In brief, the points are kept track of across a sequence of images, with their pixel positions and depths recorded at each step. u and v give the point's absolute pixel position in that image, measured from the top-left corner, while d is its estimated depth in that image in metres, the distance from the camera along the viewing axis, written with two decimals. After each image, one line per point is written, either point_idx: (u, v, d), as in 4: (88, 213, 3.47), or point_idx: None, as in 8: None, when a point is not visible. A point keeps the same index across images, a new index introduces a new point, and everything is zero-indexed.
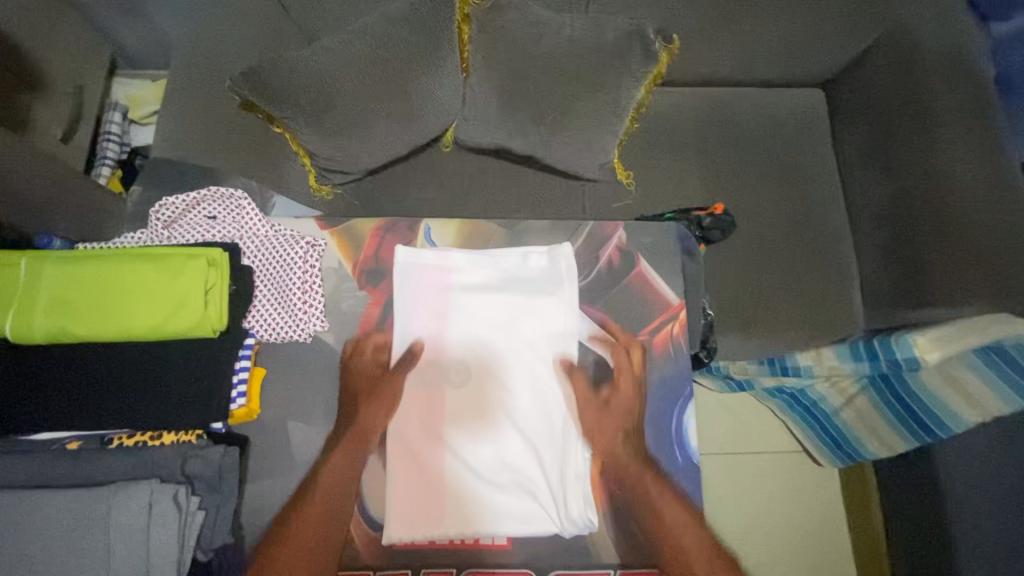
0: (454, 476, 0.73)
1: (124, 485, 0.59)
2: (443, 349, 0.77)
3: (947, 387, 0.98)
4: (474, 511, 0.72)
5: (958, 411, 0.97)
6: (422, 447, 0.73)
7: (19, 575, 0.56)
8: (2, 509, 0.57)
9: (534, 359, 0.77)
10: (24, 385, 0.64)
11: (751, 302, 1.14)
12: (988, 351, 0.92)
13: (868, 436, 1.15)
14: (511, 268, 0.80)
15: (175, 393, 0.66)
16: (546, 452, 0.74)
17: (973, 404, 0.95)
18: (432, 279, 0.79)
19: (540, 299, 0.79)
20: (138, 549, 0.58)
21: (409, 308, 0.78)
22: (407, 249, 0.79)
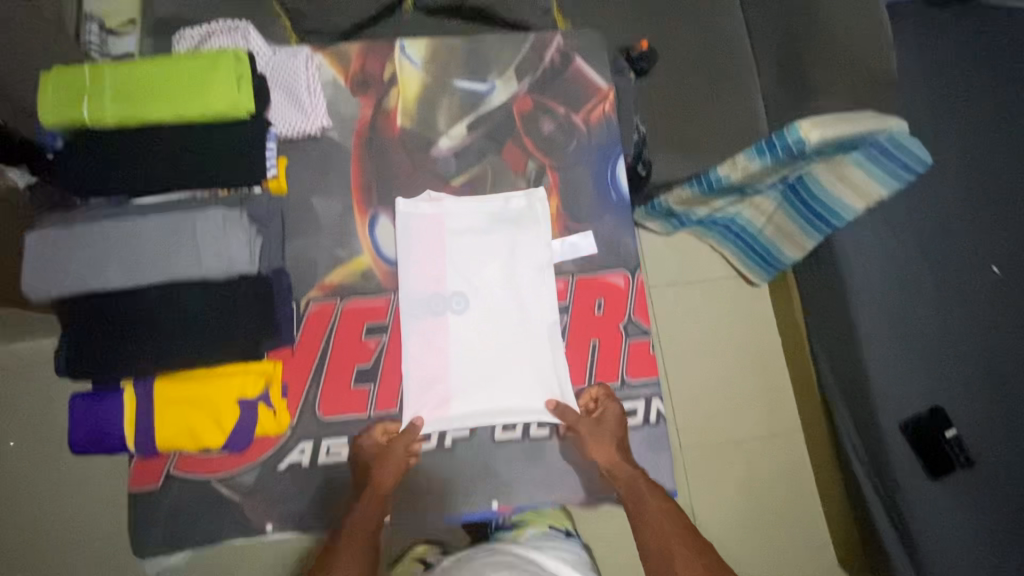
0: (459, 375, 0.90)
1: (202, 209, 0.79)
2: (447, 283, 0.94)
3: (839, 181, 1.33)
4: (478, 407, 0.90)
5: (847, 198, 1.34)
6: (427, 261, 0.94)
7: (136, 269, 0.78)
8: (114, 228, 0.78)
9: (518, 283, 0.95)
10: (103, 158, 0.83)
11: (678, 121, 1.36)
12: (869, 148, 1.28)
13: (784, 240, 1.50)
14: (496, 211, 0.97)
15: (223, 158, 0.86)
16: (534, 354, 0.92)
17: (858, 192, 1.33)
18: (429, 224, 0.95)
19: (520, 235, 0.96)
20: (221, 249, 0.79)
21: (412, 251, 0.94)
22: (406, 201, 0.95)
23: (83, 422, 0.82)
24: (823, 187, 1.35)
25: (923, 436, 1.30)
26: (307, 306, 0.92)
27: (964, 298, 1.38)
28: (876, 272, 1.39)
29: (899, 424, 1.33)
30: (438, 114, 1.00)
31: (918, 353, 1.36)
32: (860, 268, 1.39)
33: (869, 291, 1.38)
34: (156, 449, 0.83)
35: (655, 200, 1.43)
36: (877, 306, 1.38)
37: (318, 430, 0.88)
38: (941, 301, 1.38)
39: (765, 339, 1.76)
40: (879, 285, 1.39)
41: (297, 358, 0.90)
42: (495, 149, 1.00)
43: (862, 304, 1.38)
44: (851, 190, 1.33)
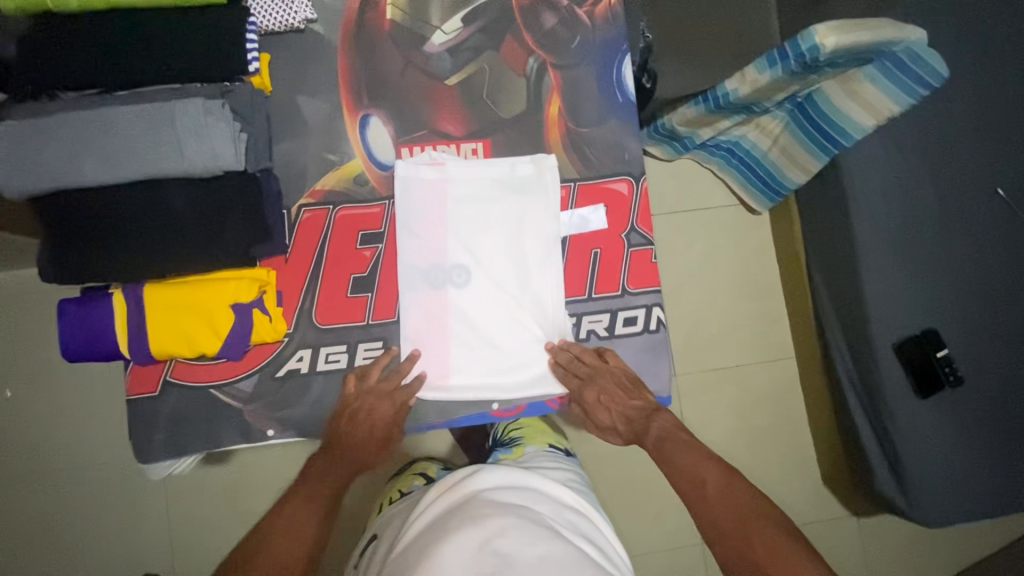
0: (460, 345, 0.88)
1: (180, 99, 0.73)
2: (449, 257, 0.89)
3: (850, 100, 1.25)
4: (479, 375, 0.87)
5: (859, 119, 1.27)
6: (420, 178, 0.89)
7: (112, 164, 0.72)
8: (84, 119, 0.72)
9: (522, 249, 0.90)
10: (69, 46, 0.76)
11: (684, 31, 1.28)
12: (885, 62, 1.19)
13: (789, 163, 1.46)
14: (502, 177, 0.91)
15: (200, 47, 0.79)
16: (536, 325, 0.89)
17: (869, 110, 1.26)
18: (430, 186, 0.89)
19: (525, 203, 0.90)
20: (205, 142, 0.73)
21: (413, 212, 0.89)
22: (407, 165, 0.88)
23: (76, 328, 0.80)
24: (834, 106, 1.28)
25: (914, 355, 1.31)
26: (300, 213, 0.88)
27: (967, 219, 1.36)
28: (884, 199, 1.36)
29: (896, 347, 1.33)
30: (431, 6, 0.92)
31: (917, 275, 1.35)
32: (869, 191, 1.36)
33: (875, 213, 1.36)
34: (152, 356, 0.81)
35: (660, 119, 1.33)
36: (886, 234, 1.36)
37: (316, 337, 0.87)
38: (945, 222, 1.36)
39: (762, 268, 1.76)
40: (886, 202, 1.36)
41: (291, 266, 0.87)
42: (494, 45, 0.93)
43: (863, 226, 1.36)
44: (863, 107, 1.25)
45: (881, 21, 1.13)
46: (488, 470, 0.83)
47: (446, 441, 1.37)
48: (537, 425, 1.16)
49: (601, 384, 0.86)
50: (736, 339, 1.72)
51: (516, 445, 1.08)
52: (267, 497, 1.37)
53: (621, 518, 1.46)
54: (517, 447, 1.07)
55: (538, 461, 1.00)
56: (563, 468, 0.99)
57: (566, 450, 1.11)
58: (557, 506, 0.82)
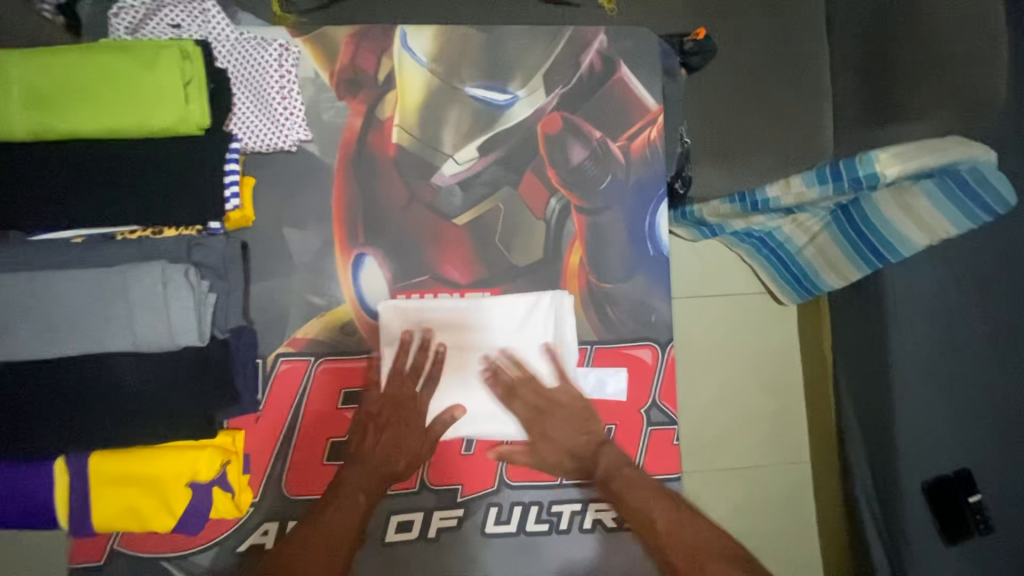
0: (446, 531, 0.78)
1: (136, 264, 0.63)
2: (446, 383, 0.78)
3: (901, 212, 0.93)
4: (465, 568, 0.77)
5: (909, 236, 0.94)
6: (401, 330, 0.78)
7: (53, 337, 0.62)
8: (24, 281, 0.62)
9: (525, 405, 0.78)
10: (13, 181, 0.65)
11: (727, 134, 1.13)
12: (944, 177, 0.86)
13: (825, 267, 1.11)
14: (513, 322, 0.79)
15: (168, 188, 0.68)
16: (533, 510, 0.78)
17: (924, 229, 0.91)
18: (444, 295, 0.79)
19: (526, 352, 0.79)
20: (160, 317, 0.62)
21: (422, 305, 0.79)
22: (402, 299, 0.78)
23: (9, 495, 0.70)
24: (881, 217, 0.96)
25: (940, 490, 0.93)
26: (276, 363, 0.77)
27: None
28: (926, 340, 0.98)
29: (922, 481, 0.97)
30: (443, 128, 0.81)
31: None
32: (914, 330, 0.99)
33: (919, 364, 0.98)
34: (92, 529, 0.71)
35: (685, 206, 1.13)
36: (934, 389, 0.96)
37: (284, 509, 0.76)
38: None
39: (789, 357, 1.41)
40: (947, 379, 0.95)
41: (261, 425, 0.77)
42: (512, 180, 0.81)
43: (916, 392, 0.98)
44: (917, 229, 0.92)
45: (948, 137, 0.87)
46: None
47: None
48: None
49: (551, 419, 0.79)
50: (750, 439, 1.39)
51: None
52: None
53: None
54: None
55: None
56: None
57: None
58: None
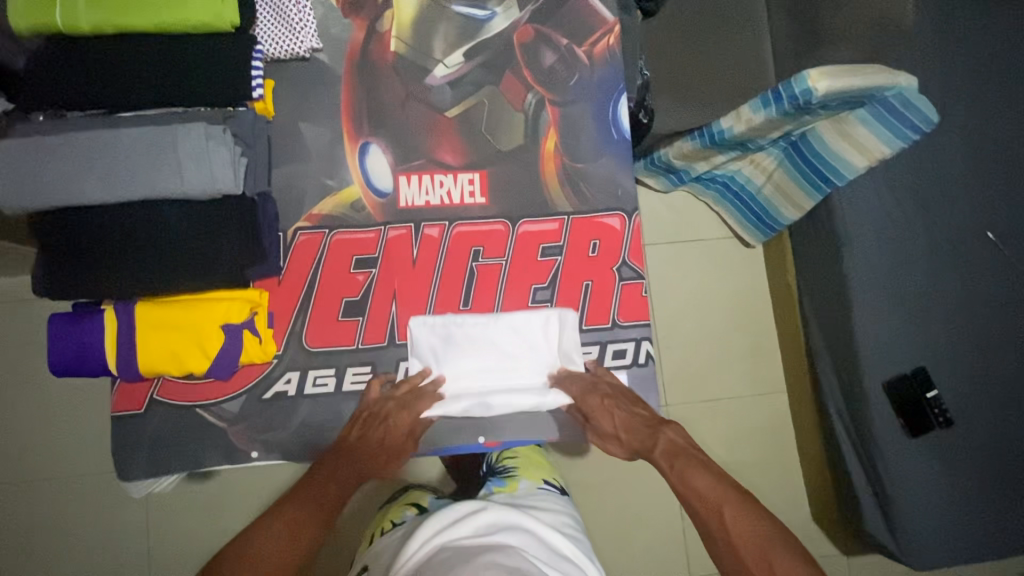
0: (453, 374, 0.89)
1: (183, 125, 0.76)
2: (453, 279, 0.91)
3: (841, 138, 1.19)
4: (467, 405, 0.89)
5: (850, 156, 1.20)
6: (431, 347, 0.89)
7: (115, 185, 0.74)
8: (92, 141, 0.75)
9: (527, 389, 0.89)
10: (76, 67, 0.78)
11: (683, 67, 1.28)
12: (875, 104, 1.14)
13: (784, 200, 1.36)
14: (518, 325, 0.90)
15: (204, 73, 0.81)
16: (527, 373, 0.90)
17: (860, 148, 1.18)
18: (441, 214, 0.92)
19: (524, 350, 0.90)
20: (204, 168, 0.76)
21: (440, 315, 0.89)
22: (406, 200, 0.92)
23: (65, 342, 0.80)
24: (825, 142, 1.21)
25: (905, 393, 1.19)
26: (296, 236, 0.89)
27: (976, 264, 1.25)
28: (876, 245, 1.25)
29: (881, 382, 1.22)
30: (433, 40, 0.95)
31: (918, 310, 1.24)
32: (863, 232, 1.25)
33: (868, 263, 1.25)
34: (139, 371, 0.81)
35: (654, 154, 1.35)
36: (876, 279, 1.24)
37: (305, 361, 0.87)
38: (948, 259, 1.25)
39: (757, 300, 1.60)
40: (880, 264, 1.25)
41: (283, 288, 0.88)
42: (493, 80, 0.96)
43: (862, 281, 1.24)
44: (856, 149, 1.18)
45: (878, 68, 1.12)
46: (482, 512, 0.74)
47: (437, 463, 1.22)
48: (533, 455, 1.02)
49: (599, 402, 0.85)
50: (728, 375, 1.56)
51: (509, 477, 0.94)
52: (192, 547, 1.16)
53: (611, 553, 1.26)
54: (507, 480, 0.93)
55: (533, 499, 0.86)
56: (555, 510, 0.85)
57: (561, 487, 0.97)
58: (552, 555, 0.72)
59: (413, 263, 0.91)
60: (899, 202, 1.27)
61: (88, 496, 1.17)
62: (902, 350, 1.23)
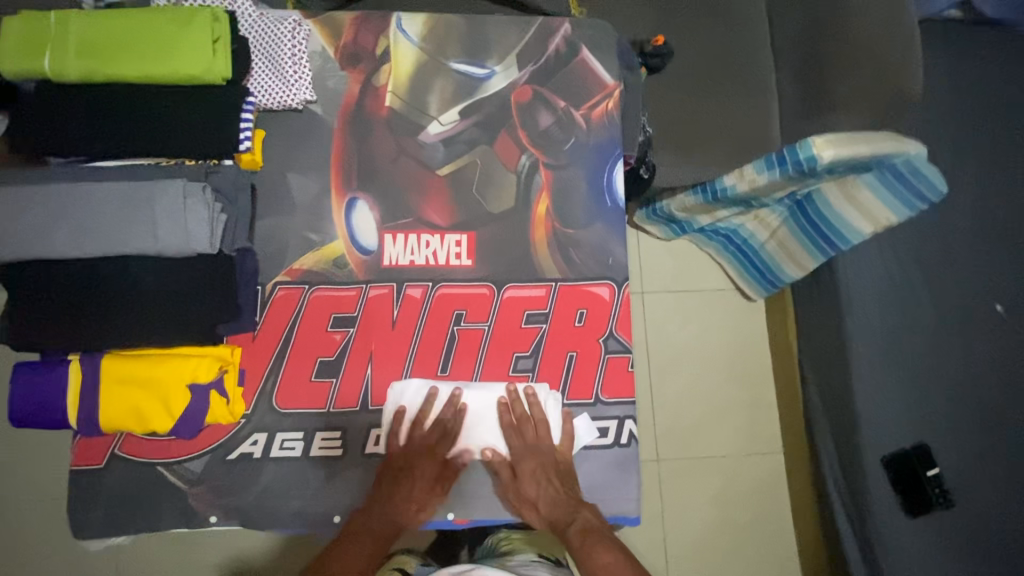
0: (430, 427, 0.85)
1: (165, 182, 0.75)
2: (436, 344, 0.88)
3: (847, 203, 1.16)
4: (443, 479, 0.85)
5: (856, 223, 1.16)
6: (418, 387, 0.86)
7: (91, 239, 0.73)
8: (71, 194, 0.74)
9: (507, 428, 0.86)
10: (59, 113, 0.77)
11: (686, 125, 1.26)
12: (882, 171, 1.11)
13: (786, 259, 1.32)
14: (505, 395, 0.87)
15: (190, 125, 0.80)
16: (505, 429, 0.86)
17: (866, 216, 1.15)
18: (425, 275, 0.90)
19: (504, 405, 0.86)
20: (181, 225, 0.74)
21: (420, 361, 0.88)
22: (390, 261, 0.89)
23: (27, 393, 0.77)
24: (830, 206, 1.18)
25: (902, 468, 1.14)
26: (274, 290, 0.87)
27: (982, 342, 1.21)
28: (878, 317, 1.21)
29: (881, 457, 1.16)
30: (429, 97, 0.94)
31: (920, 388, 1.19)
32: (864, 303, 1.21)
33: (870, 335, 1.20)
34: (99, 427, 0.78)
35: (656, 204, 1.33)
36: (877, 352, 1.19)
37: (274, 422, 0.84)
38: (954, 337, 1.21)
39: (756, 358, 1.55)
40: (883, 336, 1.20)
41: (257, 345, 0.85)
42: (487, 140, 0.94)
43: (863, 353, 1.19)
44: (862, 216, 1.15)
45: (887, 136, 1.10)
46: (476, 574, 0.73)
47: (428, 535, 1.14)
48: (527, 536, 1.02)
49: (534, 466, 0.84)
50: (724, 432, 1.50)
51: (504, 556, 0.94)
52: None
53: None
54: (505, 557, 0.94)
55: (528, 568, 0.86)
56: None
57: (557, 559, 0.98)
58: None
59: (393, 326, 0.88)
60: (903, 274, 1.23)
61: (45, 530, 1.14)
62: (903, 430, 1.17)
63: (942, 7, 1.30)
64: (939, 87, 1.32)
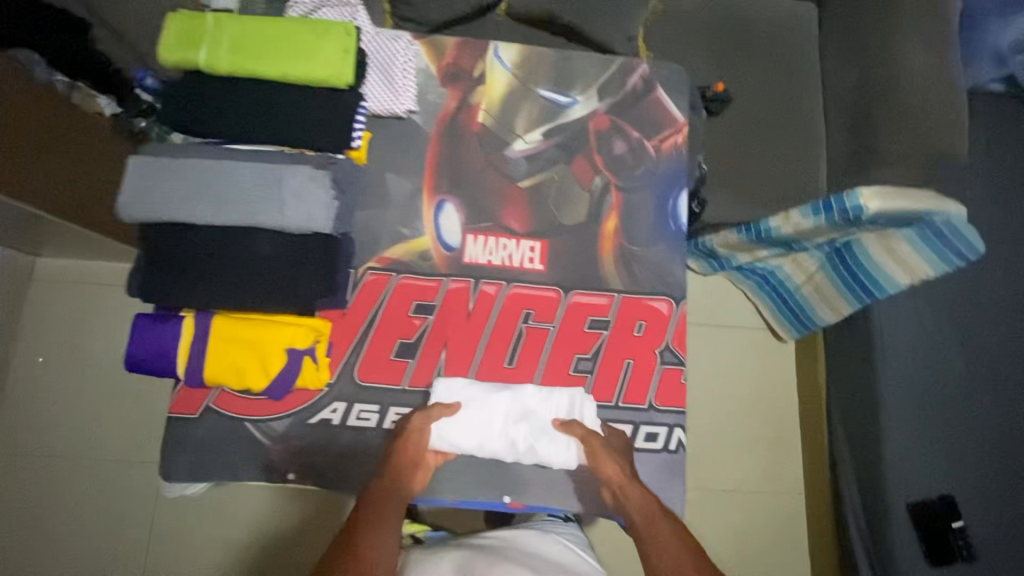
0: (471, 422, 0.89)
1: (293, 167, 0.85)
2: (505, 339, 0.96)
3: (885, 254, 1.22)
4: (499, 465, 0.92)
5: (893, 274, 1.22)
6: (461, 384, 0.91)
7: (224, 210, 0.83)
8: (212, 169, 0.85)
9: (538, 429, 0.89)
10: (208, 100, 0.89)
11: (738, 167, 1.35)
12: (923, 228, 1.16)
13: (820, 302, 1.37)
14: (539, 396, 0.91)
15: (315, 121, 0.90)
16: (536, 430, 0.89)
17: (904, 268, 1.21)
18: (500, 276, 0.98)
19: (537, 406, 0.90)
20: (302, 206, 0.84)
21: (489, 354, 0.95)
22: (470, 259, 0.98)
23: (142, 341, 0.86)
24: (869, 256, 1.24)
25: (927, 517, 1.17)
26: (365, 274, 0.96)
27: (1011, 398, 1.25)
28: (909, 364, 1.26)
29: (907, 505, 1.19)
30: (517, 117, 1.05)
31: (950, 436, 1.23)
32: (898, 349, 1.26)
33: (900, 379, 1.25)
34: (202, 378, 0.87)
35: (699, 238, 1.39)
36: (909, 398, 1.23)
37: (354, 393, 0.92)
38: (985, 390, 1.25)
39: (785, 396, 1.59)
40: (913, 383, 1.25)
41: (345, 322, 0.94)
42: (566, 160, 1.04)
43: (895, 397, 1.23)
44: (899, 268, 1.21)
45: (930, 195, 1.16)
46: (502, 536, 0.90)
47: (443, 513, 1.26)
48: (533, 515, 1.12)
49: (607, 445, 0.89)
50: (749, 466, 1.53)
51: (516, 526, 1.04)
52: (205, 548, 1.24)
53: None
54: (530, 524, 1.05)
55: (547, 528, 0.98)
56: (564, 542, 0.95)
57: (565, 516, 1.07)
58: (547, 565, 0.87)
59: (467, 318, 0.96)
60: (938, 325, 1.28)
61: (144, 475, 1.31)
62: (929, 478, 1.20)
63: (991, 79, 1.38)
64: (982, 153, 1.39)
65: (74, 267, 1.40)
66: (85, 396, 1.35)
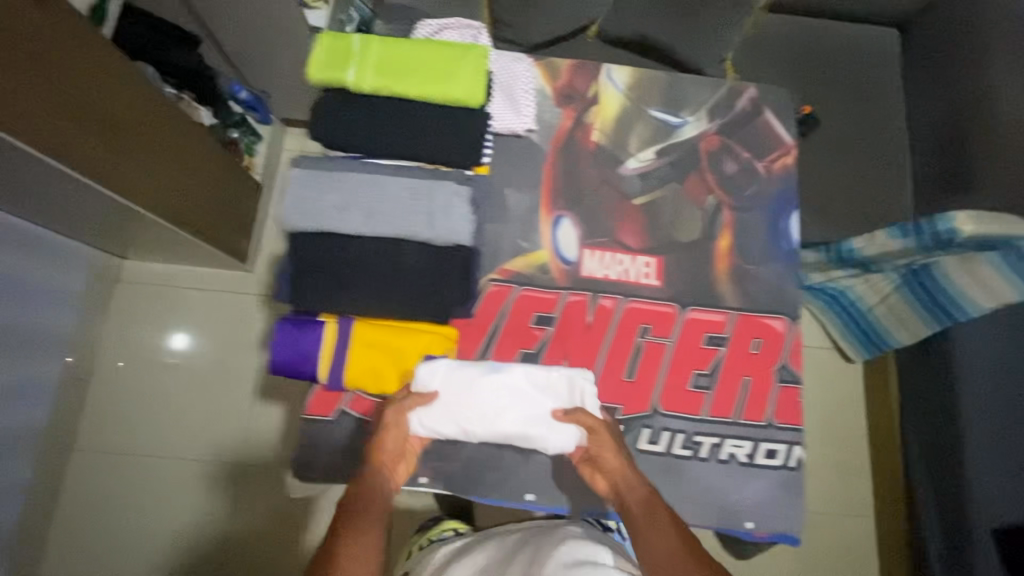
0: (466, 409, 0.86)
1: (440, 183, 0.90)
2: (625, 352, 0.98)
3: (968, 277, 1.13)
4: None
5: (976, 299, 1.13)
6: (446, 370, 0.87)
7: (377, 222, 0.88)
8: (367, 186, 0.90)
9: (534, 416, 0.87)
10: (354, 117, 0.94)
11: (825, 190, 1.37)
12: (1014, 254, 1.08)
13: (895, 326, 1.28)
14: (535, 383, 0.88)
15: (452, 138, 0.94)
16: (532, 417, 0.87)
17: (988, 293, 1.11)
18: (619, 291, 1.01)
19: (526, 391, 0.87)
20: (447, 220, 0.89)
21: (610, 366, 0.97)
22: (589, 273, 1.01)
23: (287, 344, 0.89)
24: (950, 279, 1.16)
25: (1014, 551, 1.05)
26: (488, 285, 0.99)
27: None
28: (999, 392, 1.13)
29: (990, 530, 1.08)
30: (630, 138, 1.08)
31: None
32: None
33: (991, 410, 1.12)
34: (342, 382, 0.90)
35: None
36: None
37: None
38: None
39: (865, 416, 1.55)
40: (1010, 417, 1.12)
41: (473, 331, 0.97)
42: (678, 180, 1.06)
43: None
44: (983, 293, 1.11)
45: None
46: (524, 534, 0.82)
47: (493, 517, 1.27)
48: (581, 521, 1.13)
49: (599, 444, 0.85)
50: (828, 487, 1.49)
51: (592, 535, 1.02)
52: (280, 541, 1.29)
53: None
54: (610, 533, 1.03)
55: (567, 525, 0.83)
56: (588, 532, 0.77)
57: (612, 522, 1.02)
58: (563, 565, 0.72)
59: (588, 331, 0.99)
60: None
61: (224, 477, 1.37)
62: None
63: None
64: None
65: (166, 274, 1.47)
66: (167, 398, 1.41)
